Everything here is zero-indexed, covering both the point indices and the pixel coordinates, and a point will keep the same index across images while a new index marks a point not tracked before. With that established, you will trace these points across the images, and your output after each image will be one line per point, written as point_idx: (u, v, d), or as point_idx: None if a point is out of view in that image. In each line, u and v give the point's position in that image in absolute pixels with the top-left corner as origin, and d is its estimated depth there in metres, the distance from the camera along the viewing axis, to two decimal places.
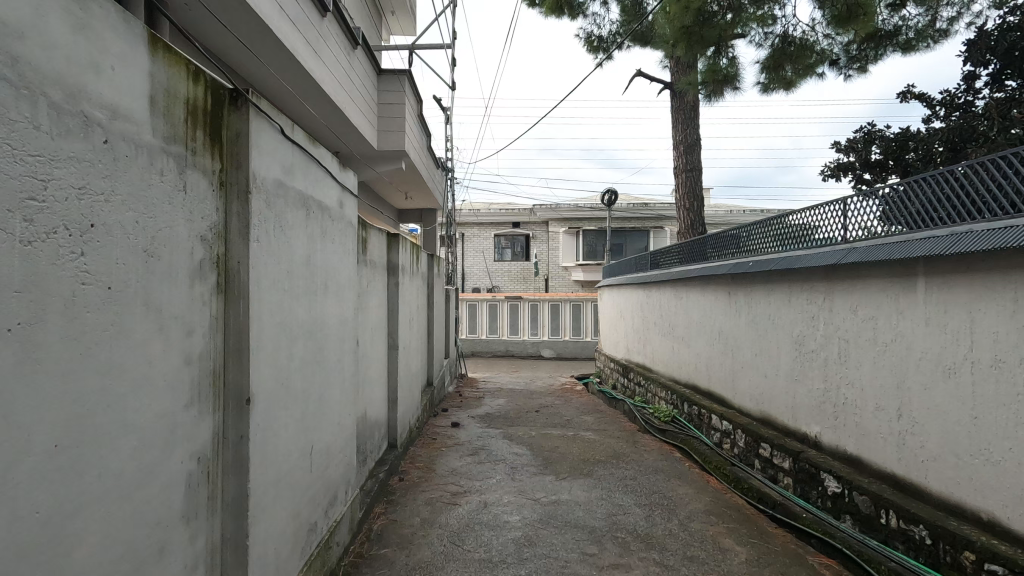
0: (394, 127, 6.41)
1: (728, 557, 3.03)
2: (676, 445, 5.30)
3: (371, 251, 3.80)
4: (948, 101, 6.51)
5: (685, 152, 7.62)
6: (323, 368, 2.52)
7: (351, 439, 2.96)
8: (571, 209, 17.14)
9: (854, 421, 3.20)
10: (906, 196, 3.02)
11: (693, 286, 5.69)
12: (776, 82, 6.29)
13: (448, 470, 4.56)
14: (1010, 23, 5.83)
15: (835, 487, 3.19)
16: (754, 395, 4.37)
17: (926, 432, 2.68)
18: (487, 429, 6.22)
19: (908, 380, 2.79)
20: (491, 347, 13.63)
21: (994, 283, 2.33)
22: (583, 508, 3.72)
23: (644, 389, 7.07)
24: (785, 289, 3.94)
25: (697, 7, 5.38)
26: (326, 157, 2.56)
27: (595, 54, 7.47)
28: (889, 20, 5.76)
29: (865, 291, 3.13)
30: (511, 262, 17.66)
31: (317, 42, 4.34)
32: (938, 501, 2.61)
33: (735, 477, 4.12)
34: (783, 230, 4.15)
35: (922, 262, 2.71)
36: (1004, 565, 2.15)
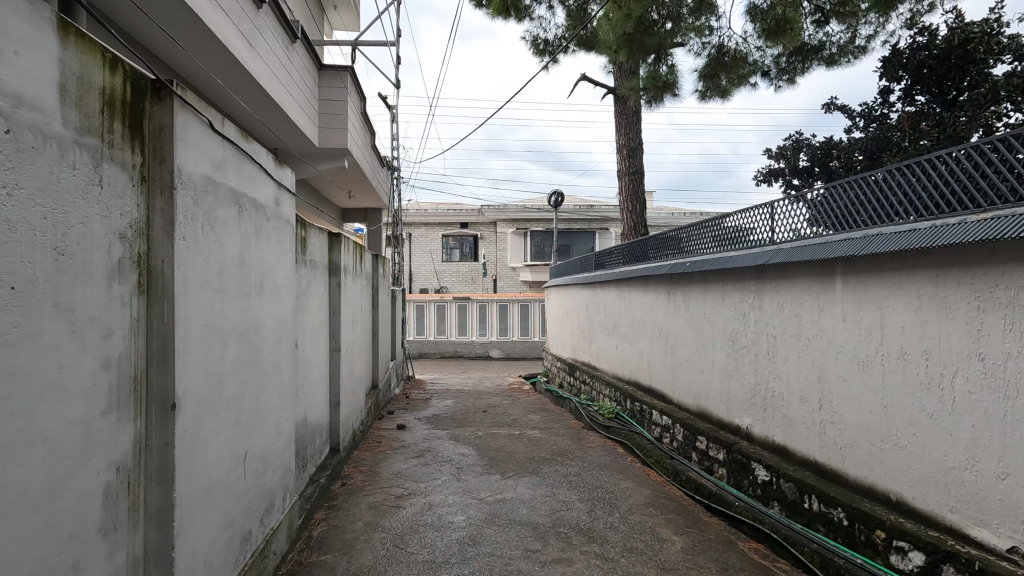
0: (337, 124, 6.27)
1: (665, 547, 3.14)
2: (619, 440, 5.43)
3: (311, 250, 3.70)
4: (867, 113, 6.99)
5: (628, 155, 7.84)
6: (258, 371, 2.44)
7: (290, 444, 2.87)
8: (519, 210, 17.27)
9: (782, 412, 3.39)
10: (827, 201, 3.23)
11: (635, 286, 5.86)
12: (712, 90, 6.56)
13: (393, 473, 4.49)
14: (919, 43, 6.34)
15: (763, 475, 3.37)
16: (692, 391, 4.54)
17: (844, 420, 2.88)
18: (434, 430, 6.17)
19: (828, 372, 2.99)
20: (440, 348, 13.54)
21: (901, 281, 2.53)
22: (528, 505, 3.76)
23: (589, 386, 7.21)
24: (719, 288, 4.13)
25: (638, 15, 5.56)
26: (261, 153, 2.48)
27: (541, 57, 7.57)
28: (815, 35, 6.12)
29: (790, 290, 3.33)
30: (459, 262, 17.60)
31: (252, 34, 4.18)
32: (854, 485, 2.81)
33: (675, 470, 4.27)
34: (719, 232, 4.34)
35: (839, 262, 2.91)
36: (910, 542, 2.34)
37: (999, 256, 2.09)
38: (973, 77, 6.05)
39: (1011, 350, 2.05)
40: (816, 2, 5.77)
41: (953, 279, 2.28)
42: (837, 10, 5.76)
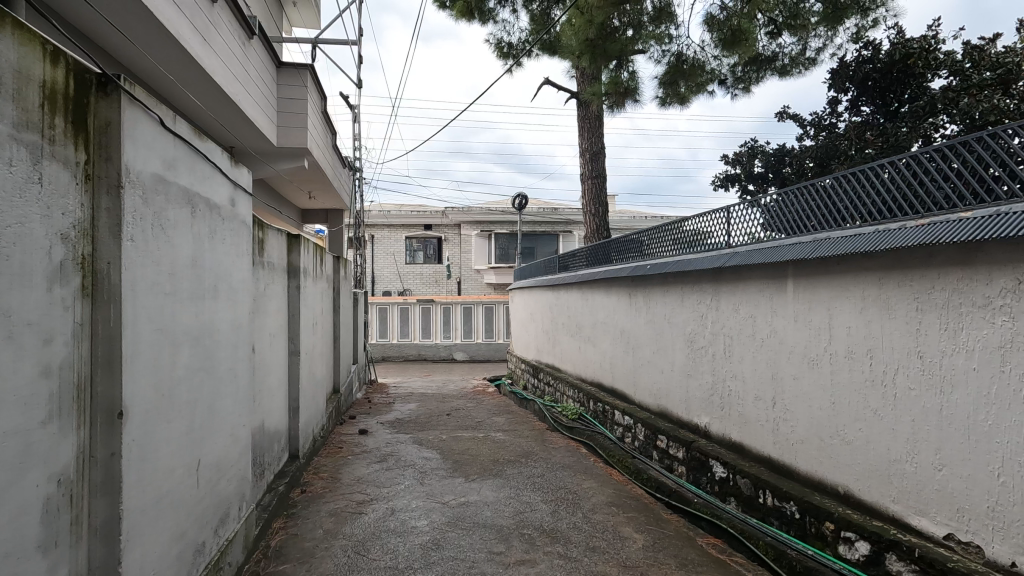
0: (296, 123, 6.13)
1: (626, 545, 3.19)
2: (582, 441, 5.49)
3: (269, 252, 3.60)
4: (817, 122, 7.29)
5: (591, 159, 7.95)
6: (212, 377, 2.35)
7: (247, 451, 2.79)
8: (483, 213, 17.27)
9: (737, 410, 3.50)
10: (779, 206, 3.36)
11: (598, 288, 5.94)
12: (672, 97, 6.71)
13: (354, 479, 4.42)
14: (864, 56, 6.66)
15: (720, 472, 3.47)
16: (653, 391, 4.63)
17: (796, 417, 2.99)
18: (397, 435, 6.10)
19: (781, 371, 3.10)
20: (403, 351, 13.39)
21: (847, 284, 2.65)
22: (491, 507, 3.76)
23: (553, 388, 7.27)
24: (679, 290, 4.23)
25: (600, 21, 5.67)
26: (215, 151, 2.40)
27: (505, 60, 7.60)
28: (768, 46, 6.36)
29: (745, 291, 3.44)
30: (423, 265, 17.47)
31: (206, 28, 4.04)
32: (805, 479, 2.92)
33: (636, 469, 4.34)
34: (679, 235, 4.44)
35: (791, 265, 3.02)
36: (857, 532, 2.45)
37: (935, 260, 2.22)
38: (913, 91, 6.42)
39: (947, 348, 2.17)
40: (769, 15, 6.00)
41: (894, 281, 2.40)
42: (789, 23, 5.99)
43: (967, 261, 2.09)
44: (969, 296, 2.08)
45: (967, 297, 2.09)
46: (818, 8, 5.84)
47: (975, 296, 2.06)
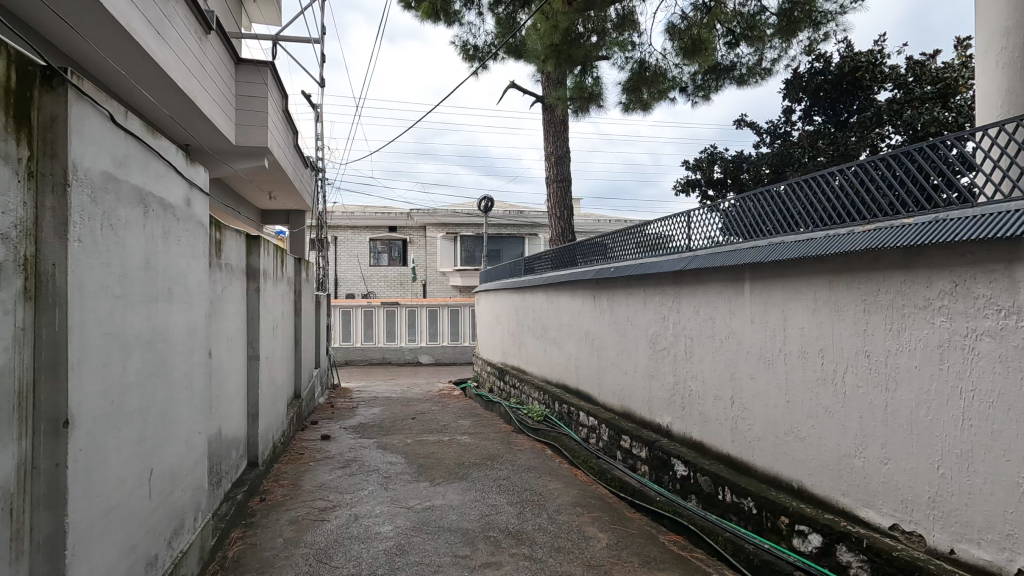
0: (255, 121, 5.97)
1: (590, 544, 3.23)
2: (547, 442, 5.53)
3: (227, 254, 3.49)
4: (772, 130, 7.55)
5: (556, 163, 8.02)
6: (167, 383, 2.27)
7: (203, 459, 2.70)
8: (448, 215, 17.19)
9: (698, 409, 3.59)
10: (736, 212, 3.47)
11: (563, 291, 5.99)
12: (635, 104, 6.84)
13: (316, 485, 4.32)
14: (816, 68, 6.94)
15: (682, 470, 3.55)
16: (617, 392, 4.70)
17: (753, 415, 3.09)
18: (360, 440, 6.00)
19: (739, 371, 3.20)
20: (367, 355, 13.19)
21: (800, 286, 2.76)
22: (457, 510, 3.74)
23: (519, 390, 7.29)
24: (642, 293, 4.31)
25: (564, 27, 5.74)
26: (170, 149, 2.32)
27: (471, 62, 7.60)
28: (726, 56, 6.56)
29: (704, 294, 3.54)
30: (387, 267, 17.26)
31: (160, 22, 3.90)
32: (761, 475, 3.02)
33: (601, 469, 4.40)
34: (642, 238, 4.53)
35: (748, 268, 3.12)
36: (810, 525, 2.55)
37: (880, 264, 2.33)
38: (861, 102, 6.77)
39: (892, 347, 2.28)
40: (727, 26, 6.19)
41: (844, 284, 2.51)
42: (746, 34, 6.20)
43: (910, 265, 2.20)
44: (911, 298, 2.20)
45: (910, 299, 2.20)
46: (773, 21, 6.07)
47: (916, 298, 2.18)
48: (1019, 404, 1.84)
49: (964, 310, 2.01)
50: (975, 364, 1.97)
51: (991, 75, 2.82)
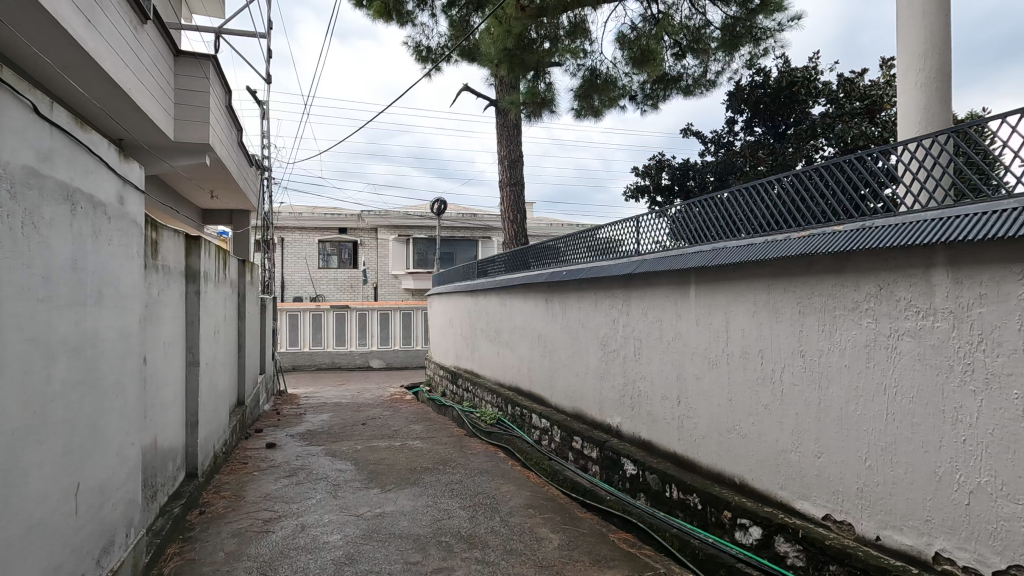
0: (196, 117, 5.71)
1: (542, 545, 3.26)
2: (500, 445, 5.54)
3: (164, 255, 3.32)
4: (716, 139, 7.85)
5: (509, 166, 8.06)
6: (96, 391, 2.14)
7: (136, 472, 2.55)
8: (401, 217, 16.96)
9: (646, 409, 3.68)
10: (682, 218, 3.58)
11: (516, 294, 6.02)
12: (586, 110, 6.97)
13: (260, 496, 4.17)
14: (756, 81, 7.28)
15: (631, 469, 3.63)
16: (569, 394, 4.76)
17: (698, 414, 3.19)
18: (308, 447, 5.82)
19: (685, 371, 3.31)
20: (315, 360, 12.82)
21: (741, 290, 2.88)
22: (408, 517, 3.69)
23: (472, 394, 7.27)
24: (593, 295, 4.39)
25: (518, 32, 5.80)
26: (101, 144, 2.19)
27: (424, 64, 7.55)
28: (673, 66, 6.78)
29: (652, 297, 3.64)
30: (337, 270, 16.85)
31: (90, 8, 3.67)
32: (705, 471, 3.14)
33: (553, 470, 4.44)
34: (593, 242, 4.60)
35: (693, 272, 3.23)
36: (751, 519, 2.66)
37: (813, 268, 2.47)
38: (797, 114, 7.13)
39: (824, 347, 2.42)
40: (675, 38, 6.41)
41: (781, 288, 2.64)
42: (692, 46, 6.46)
43: (840, 270, 2.34)
44: (841, 301, 2.34)
45: (840, 301, 2.34)
46: (717, 35, 6.34)
47: (846, 301, 2.31)
48: (936, 399, 1.99)
49: (887, 312, 2.15)
50: (898, 362, 2.12)
51: (911, 93, 3.04)
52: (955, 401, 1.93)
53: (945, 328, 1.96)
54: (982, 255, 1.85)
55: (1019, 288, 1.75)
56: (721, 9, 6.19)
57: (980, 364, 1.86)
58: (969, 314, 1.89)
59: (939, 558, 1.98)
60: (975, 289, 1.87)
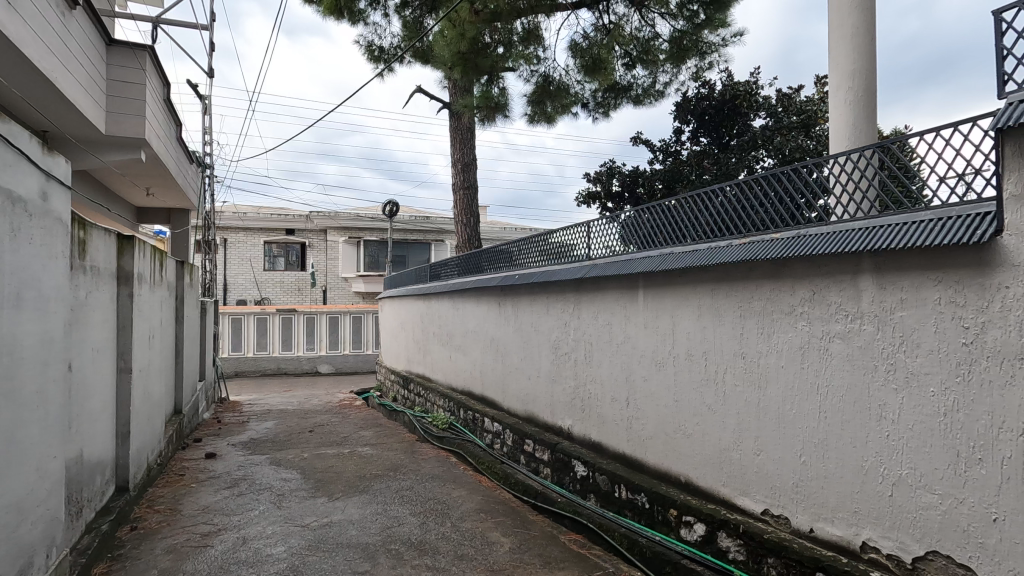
0: (131, 110, 5.41)
1: (493, 549, 3.26)
2: (452, 450, 5.50)
3: (93, 254, 3.12)
4: (664, 148, 8.08)
5: (462, 170, 8.05)
6: (13, 401, 1.99)
7: (59, 487, 2.38)
8: (351, 218, 16.59)
9: (596, 411, 3.74)
10: (630, 223, 3.66)
11: (469, 297, 6.00)
12: (539, 116, 7.04)
13: (198, 509, 3.97)
14: (703, 93, 7.56)
15: (582, 471, 3.68)
16: (520, 397, 4.79)
17: (646, 415, 3.27)
18: (251, 456, 5.60)
19: (633, 373, 3.39)
20: (259, 365, 12.35)
21: (685, 294, 2.98)
22: (356, 525, 3.60)
23: (423, 398, 7.18)
24: (545, 299, 4.44)
25: (471, 36, 5.81)
26: (21, 136, 2.04)
27: (376, 64, 7.44)
28: (624, 76, 6.94)
29: (602, 300, 3.71)
30: (283, 272, 16.31)
31: None
32: (653, 471, 3.22)
33: (505, 474, 4.45)
34: (544, 246, 4.63)
35: (642, 276, 3.32)
36: (696, 516, 2.75)
37: (753, 274, 2.58)
38: (740, 126, 7.46)
39: (763, 349, 2.53)
40: (625, 48, 6.58)
41: (723, 292, 2.75)
42: (641, 57, 6.63)
43: (777, 275, 2.46)
44: (779, 305, 2.46)
45: (777, 305, 2.46)
46: (665, 47, 6.54)
47: (782, 305, 2.44)
48: (862, 397, 2.12)
49: (820, 315, 2.28)
50: (829, 363, 2.24)
51: (841, 110, 3.23)
52: (879, 399, 2.06)
53: (871, 331, 2.09)
54: (903, 262, 1.99)
55: (936, 293, 1.89)
56: (669, 23, 6.40)
57: (901, 364, 1.99)
58: (893, 317, 2.02)
59: (866, 546, 2.10)
60: (897, 294, 2.01)
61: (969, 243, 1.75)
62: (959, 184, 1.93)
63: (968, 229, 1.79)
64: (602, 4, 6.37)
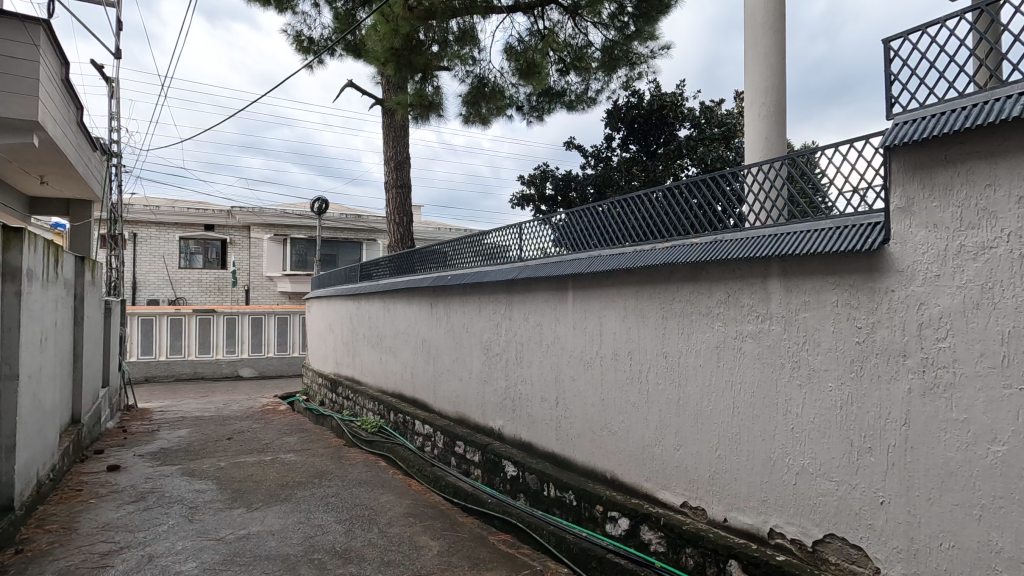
0: (20, 90, 4.89)
1: (421, 553, 3.21)
2: (382, 454, 5.37)
3: None
4: (596, 153, 8.31)
5: (395, 168, 7.89)
6: None
7: None
8: (277, 215, 15.85)
9: (527, 411, 3.78)
10: (561, 227, 3.71)
11: (400, 298, 5.89)
12: (474, 117, 7.03)
13: (97, 526, 3.65)
14: (632, 102, 7.85)
15: (511, 471, 3.70)
16: (452, 398, 4.75)
17: (574, 414, 3.34)
18: (160, 468, 5.20)
19: (562, 374, 3.45)
20: (173, 370, 11.54)
21: (612, 296, 3.07)
22: (276, 536, 3.43)
23: (352, 402, 6.97)
24: (476, 299, 4.43)
25: (406, 32, 5.72)
26: None
27: (305, 55, 7.17)
28: (558, 82, 7.07)
29: (533, 301, 3.75)
30: (201, 270, 15.34)
31: None
32: (581, 469, 3.28)
33: (435, 476, 4.40)
34: (476, 247, 4.63)
35: (571, 278, 3.38)
36: (621, 511, 2.83)
37: (674, 276, 2.70)
38: (666, 135, 7.81)
39: (682, 348, 2.65)
40: (559, 54, 6.70)
41: (647, 294, 2.85)
42: (575, 64, 6.79)
43: (695, 278, 2.59)
44: (697, 306, 2.58)
45: (696, 306, 2.58)
46: (597, 55, 6.75)
47: (700, 306, 2.56)
48: (770, 392, 2.26)
49: (734, 316, 2.41)
50: (741, 361, 2.38)
51: (755, 123, 3.45)
52: (785, 394, 2.21)
53: (778, 330, 2.24)
54: (807, 268, 2.14)
55: (834, 295, 2.05)
56: (601, 32, 6.60)
57: (803, 362, 2.15)
58: (797, 318, 2.17)
59: (773, 533, 2.25)
60: (801, 297, 2.16)
61: (862, 250, 1.92)
62: (854, 196, 2.11)
63: (861, 238, 1.96)
64: (537, 9, 6.45)
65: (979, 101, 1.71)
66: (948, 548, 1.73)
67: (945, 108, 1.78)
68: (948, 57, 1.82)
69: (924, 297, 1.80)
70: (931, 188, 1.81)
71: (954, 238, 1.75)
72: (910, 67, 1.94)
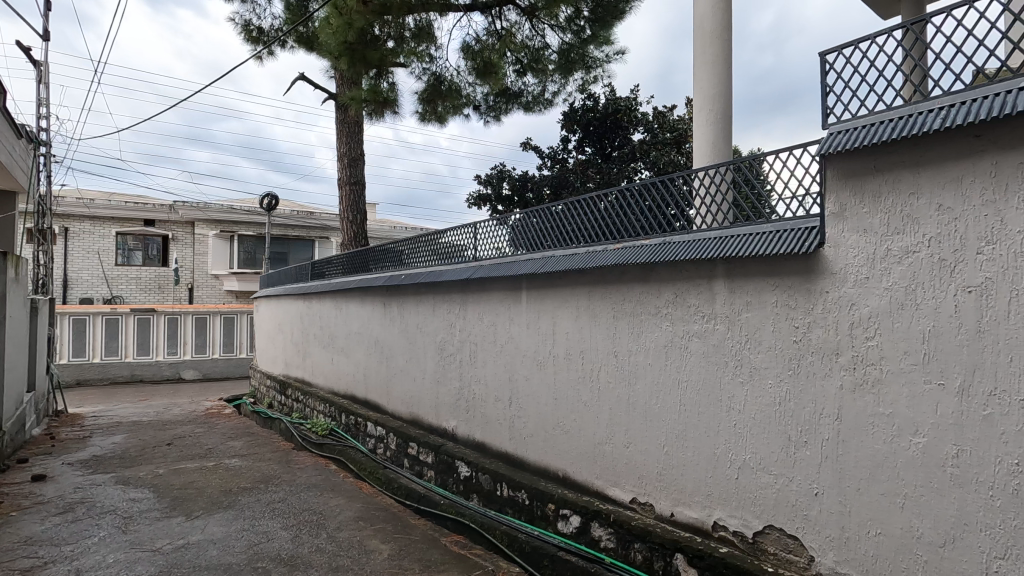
0: None
1: (371, 557, 3.16)
2: (332, 456, 5.25)
3: None
4: (553, 155, 8.37)
5: (349, 164, 7.72)
6: None
7: None
8: (224, 211, 15.23)
9: (480, 411, 3.77)
10: (516, 227, 3.72)
11: (352, 298, 5.76)
12: (430, 115, 6.94)
13: (19, 541, 3.41)
14: (588, 105, 7.96)
15: (464, 471, 3.69)
16: (405, 399, 4.69)
17: (528, 413, 3.36)
18: (92, 476, 4.91)
19: (516, 373, 3.46)
20: (108, 372, 10.91)
21: (565, 296, 3.10)
22: (218, 545, 3.30)
23: (302, 404, 6.78)
24: (431, 299, 4.38)
25: (360, 26, 5.59)
26: None
27: (254, 45, 6.92)
28: (515, 82, 7.09)
29: (487, 301, 3.75)
30: (141, 267, 14.57)
31: None
32: (534, 468, 3.30)
33: (387, 479, 4.33)
34: (431, 247, 4.58)
35: (526, 278, 3.39)
36: (572, 509, 2.86)
37: (626, 276, 2.74)
38: (621, 138, 7.94)
39: (632, 348, 2.70)
40: (516, 55, 6.73)
41: (598, 295, 2.89)
42: (532, 65, 6.82)
43: (645, 279, 2.64)
44: (646, 306, 2.64)
45: (645, 307, 2.64)
46: (554, 58, 6.80)
47: (650, 306, 2.62)
48: (714, 390, 2.34)
49: (681, 316, 2.48)
50: (688, 360, 2.44)
51: (703, 130, 3.55)
52: (728, 391, 2.29)
53: (721, 330, 2.32)
54: (749, 269, 2.22)
55: (774, 296, 2.14)
56: (558, 35, 6.65)
57: (745, 360, 2.23)
58: (740, 318, 2.25)
59: (716, 525, 2.32)
60: (744, 297, 2.24)
61: (799, 252, 2.01)
62: (793, 201, 2.21)
63: (799, 240, 2.05)
64: (495, 9, 6.45)
65: (904, 113, 1.82)
66: (874, 535, 1.84)
67: (876, 119, 1.89)
68: (878, 71, 1.93)
69: (855, 298, 1.90)
70: (862, 195, 1.91)
71: (881, 243, 1.85)
72: (843, 80, 2.04)
